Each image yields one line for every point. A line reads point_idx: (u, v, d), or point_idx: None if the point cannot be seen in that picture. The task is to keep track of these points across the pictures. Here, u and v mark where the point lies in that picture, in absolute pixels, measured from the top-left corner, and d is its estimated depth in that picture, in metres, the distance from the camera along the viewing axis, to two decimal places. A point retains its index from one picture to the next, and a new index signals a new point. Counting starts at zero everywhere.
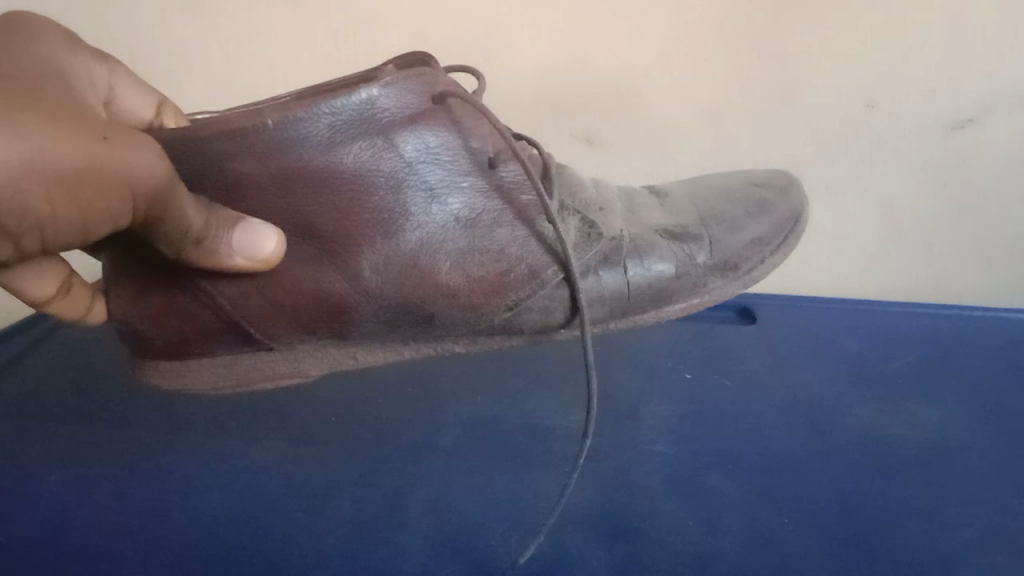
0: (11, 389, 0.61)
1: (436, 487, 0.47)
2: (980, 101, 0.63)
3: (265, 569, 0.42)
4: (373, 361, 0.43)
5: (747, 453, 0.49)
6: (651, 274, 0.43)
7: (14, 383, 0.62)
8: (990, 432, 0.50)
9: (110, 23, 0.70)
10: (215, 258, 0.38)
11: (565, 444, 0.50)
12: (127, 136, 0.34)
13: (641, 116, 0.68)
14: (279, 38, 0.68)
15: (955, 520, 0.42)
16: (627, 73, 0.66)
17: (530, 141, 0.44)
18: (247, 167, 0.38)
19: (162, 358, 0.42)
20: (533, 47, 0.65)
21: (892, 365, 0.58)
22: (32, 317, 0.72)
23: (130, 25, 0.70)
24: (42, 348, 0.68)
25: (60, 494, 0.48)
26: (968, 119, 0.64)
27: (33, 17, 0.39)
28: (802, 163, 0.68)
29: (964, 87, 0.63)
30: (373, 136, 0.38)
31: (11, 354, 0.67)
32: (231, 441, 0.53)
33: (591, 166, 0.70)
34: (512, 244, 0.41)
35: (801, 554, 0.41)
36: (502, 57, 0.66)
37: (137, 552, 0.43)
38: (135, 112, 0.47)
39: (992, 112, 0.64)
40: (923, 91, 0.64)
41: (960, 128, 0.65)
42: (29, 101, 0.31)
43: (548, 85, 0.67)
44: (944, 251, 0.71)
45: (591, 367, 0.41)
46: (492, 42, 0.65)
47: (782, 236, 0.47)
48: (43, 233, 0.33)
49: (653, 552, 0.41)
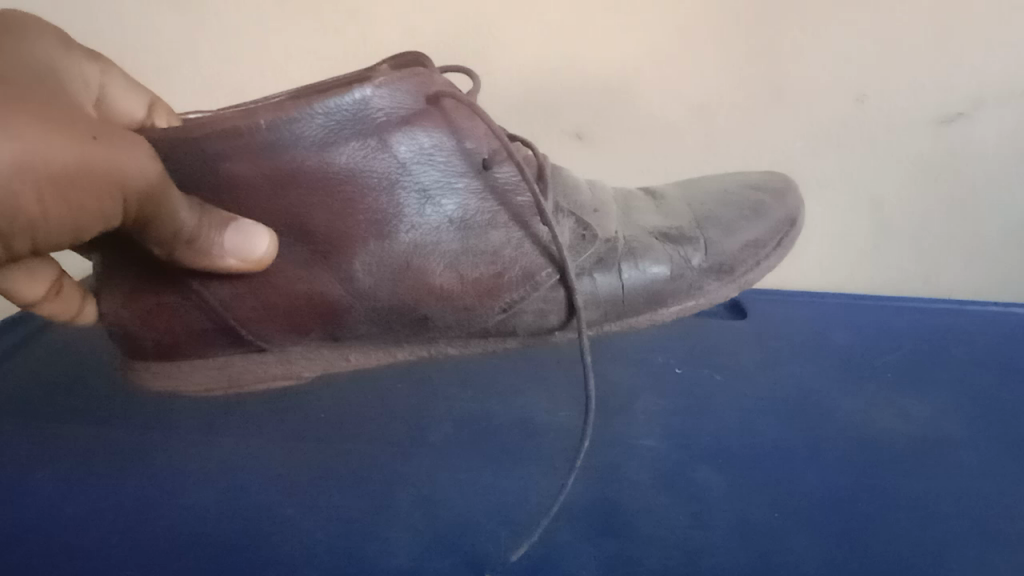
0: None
1: (426, 484, 0.47)
2: (971, 96, 0.63)
3: (254, 565, 0.41)
4: (366, 362, 0.43)
5: (739, 448, 0.48)
6: (645, 276, 0.43)
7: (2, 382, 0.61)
8: (983, 426, 0.49)
9: (98, 19, 0.69)
10: (206, 259, 0.38)
11: (554, 440, 0.50)
12: (119, 136, 0.34)
13: (632, 113, 0.67)
14: (269, 34, 0.68)
15: (947, 514, 0.42)
16: (618, 69, 0.66)
17: (525, 142, 0.44)
18: (240, 168, 0.37)
19: (154, 360, 0.42)
20: (523, 43, 0.65)
21: (884, 359, 0.58)
22: (21, 313, 0.71)
23: (117, 20, 0.69)
24: (32, 346, 0.68)
25: (48, 492, 0.48)
26: (959, 113, 0.64)
27: (22, 15, 0.39)
28: (793, 160, 0.68)
29: (955, 83, 0.63)
30: (366, 136, 0.38)
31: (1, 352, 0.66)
32: (220, 438, 0.53)
33: (583, 163, 0.70)
34: (506, 245, 0.41)
35: (792, 548, 0.40)
36: (493, 51, 0.66)
37: (124, 548, 0.43)
38: (127, 112, 0.47)
39: (983, 107, 0.63)
40: (914, 87, 0.64)
41: (950, 122, 0.64)
42: (20, 100, 0.31)
43: (538, 80, 0.66)
44: (938, 248, 0.70)
45: (589, 370, 0.42)
46: (484, 38, 0.65)
47: (776, 239, 0.47)
48: (33, 235, 0.33)
49: (644, 548, 0.41)
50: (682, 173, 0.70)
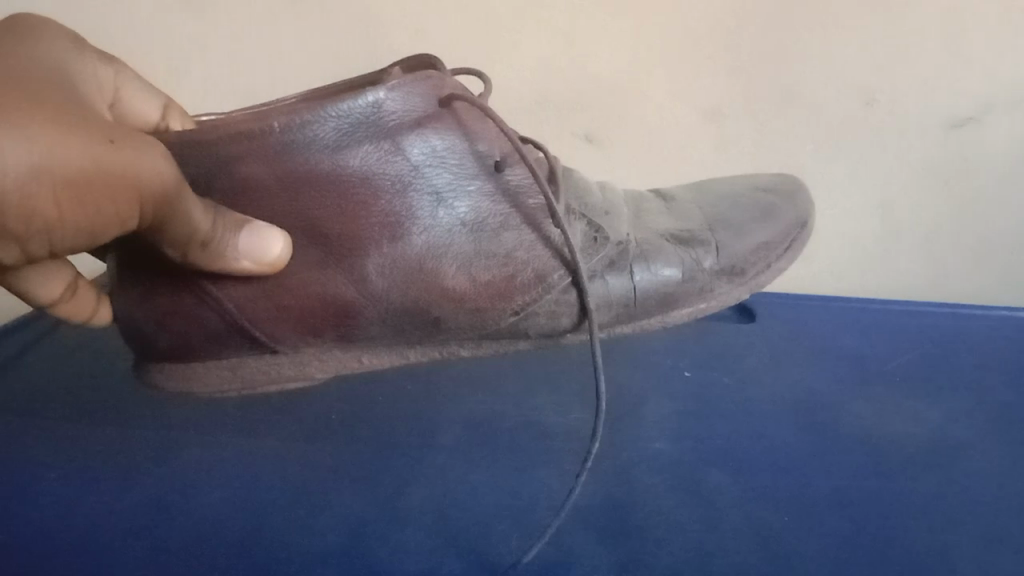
0: (9, 388, 0.61)
1: (436, 486, 0.47)
2: (980, 100, 0.63)
3: (266, 566, 0.42)
4: (378, 364, 0.43)
5: (747, 451, 0.49)
6: (658, 279, 0.43)
7: (12, 383, 0.62)
8: (991, 430, 0.50)
9: (107, 18, 0.69)
10: (221, 262, 0.38)
11: (564, 443, 0.50)
12: (136, 139, 0.34)
13: (639, 115, 0.67)
14: (278, 36, 0.68)
15: (956, 518, 0.42)
16: (627, 71, 0.66)
17: (537, 144, 0.44)
18: (255, 171, 0.37)
19: (168, 361, 0.42)
20: (531, 45, 0.65)
21: (892, 363, 0.58)
22: (30, 315, 0.71)
23: (127, 19, 0.69)
24: (40, 346, 0.68)
25: (59, 492, 0.48)
26: (967, 117, 0.64)
27: (39, 19, 0.39)
28: (801, 162, 0.68)
29: (964, 87, 0.63)
30: (379, 139, 0.38)
31: (11, 353, 0.67)
32: (230, 440, 0.53)
33: (589, 165, 0.70)
34: (519, 248, 0.41)
35: (801, 551, 0.41)
36: (500, 54, 0.66)
37: (136, 549, 0.43)
38: (140, 114, 0.46)
39: (992, 110, 0.64)
40: (923, 90, 0.64)
41: (959, 126, 0.65)
42: (35, 102, 0.31)
43: (547, 83, 0.67)
44: (946, 250, 0.70)
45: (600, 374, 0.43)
46: (492, 40, 0.65)
47: (788, 241, 0.47)
48: (50, 238, 0.33)
49: (654, 551, 0.41)
50: (689, 175, 0.70)
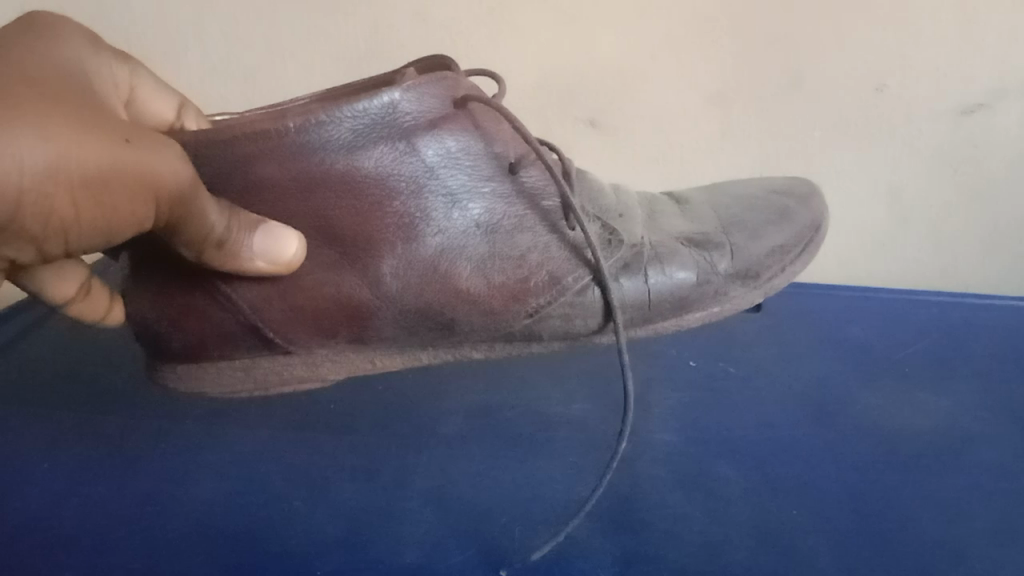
0: (6, 376, 0.60)
1: (439, 477, 0.47)
2: (992, 86, 0.63)
3: (266, 558, 0.41)
4: (391, 365, 0.43)
5: (752, 441, 0.49)
6: (672, 281, 0.43)
7: (10, 370, 0.61)
8: (1000, 421, 0.49)
9: (106, 3, 0.68)
10: (236, 262, 0.38)
11: (567, 436, 0.50)
12: (152, 139, 0.34)
13: (646, 101, 0.67)
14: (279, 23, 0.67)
15: (967, 512, 0.42)
16: (635, 57, 0.66)
17: (550, 146, 0.44)
18: (271, 172, 0.37)
19: (180, 361, 0.42)
20: (538, 31, 0.65)
21: (900, 354, 0.58)
22: (26, 303, 0.71)
23: (126, 5, 0.68)
24: (36, 332, 0.68)
25: (55, 483, 0.48)
26: (979, 104, 0.64)
27: (56, 18, 0.39)
28: (809, 150, 0.68)
29: (976, 73, 0.63)
30: (395, 140, 0.38)
31: (8, 339, 0.66)
32: (232, 430, 0.53)
33: (593, 152, 0.70)
34: (533, 250, 0.41)
35: (809, 545, 0.40)
36: (507, 41, 0.66)
37: (134, 542, 0.43)
38: (155, 113, 0.46)
39: (1002, 97, 0.64)
40: (933, 77, 0.64)
41: (971, 113, 0.65)
42: (52, 101, 0.31)
43: (552, 69, 0.67)
44: (954, 241, 0.70)
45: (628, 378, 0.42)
46: (499, 27, 0.65)
47: (801, 245, 0.47)
48: (67, 238, 0.33)
49: (659, 543, 0.41)
50: (695, 162, 0.69)
